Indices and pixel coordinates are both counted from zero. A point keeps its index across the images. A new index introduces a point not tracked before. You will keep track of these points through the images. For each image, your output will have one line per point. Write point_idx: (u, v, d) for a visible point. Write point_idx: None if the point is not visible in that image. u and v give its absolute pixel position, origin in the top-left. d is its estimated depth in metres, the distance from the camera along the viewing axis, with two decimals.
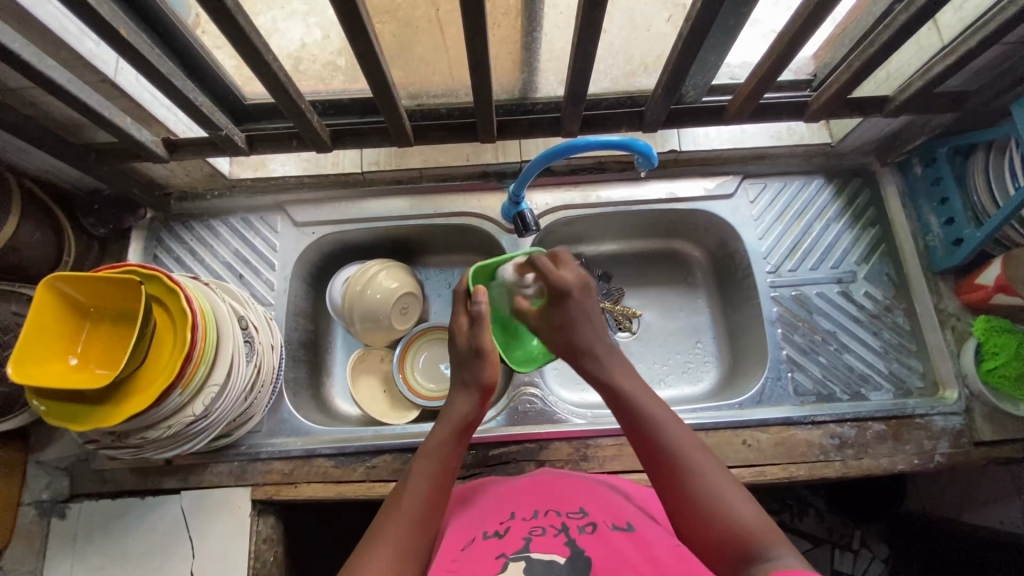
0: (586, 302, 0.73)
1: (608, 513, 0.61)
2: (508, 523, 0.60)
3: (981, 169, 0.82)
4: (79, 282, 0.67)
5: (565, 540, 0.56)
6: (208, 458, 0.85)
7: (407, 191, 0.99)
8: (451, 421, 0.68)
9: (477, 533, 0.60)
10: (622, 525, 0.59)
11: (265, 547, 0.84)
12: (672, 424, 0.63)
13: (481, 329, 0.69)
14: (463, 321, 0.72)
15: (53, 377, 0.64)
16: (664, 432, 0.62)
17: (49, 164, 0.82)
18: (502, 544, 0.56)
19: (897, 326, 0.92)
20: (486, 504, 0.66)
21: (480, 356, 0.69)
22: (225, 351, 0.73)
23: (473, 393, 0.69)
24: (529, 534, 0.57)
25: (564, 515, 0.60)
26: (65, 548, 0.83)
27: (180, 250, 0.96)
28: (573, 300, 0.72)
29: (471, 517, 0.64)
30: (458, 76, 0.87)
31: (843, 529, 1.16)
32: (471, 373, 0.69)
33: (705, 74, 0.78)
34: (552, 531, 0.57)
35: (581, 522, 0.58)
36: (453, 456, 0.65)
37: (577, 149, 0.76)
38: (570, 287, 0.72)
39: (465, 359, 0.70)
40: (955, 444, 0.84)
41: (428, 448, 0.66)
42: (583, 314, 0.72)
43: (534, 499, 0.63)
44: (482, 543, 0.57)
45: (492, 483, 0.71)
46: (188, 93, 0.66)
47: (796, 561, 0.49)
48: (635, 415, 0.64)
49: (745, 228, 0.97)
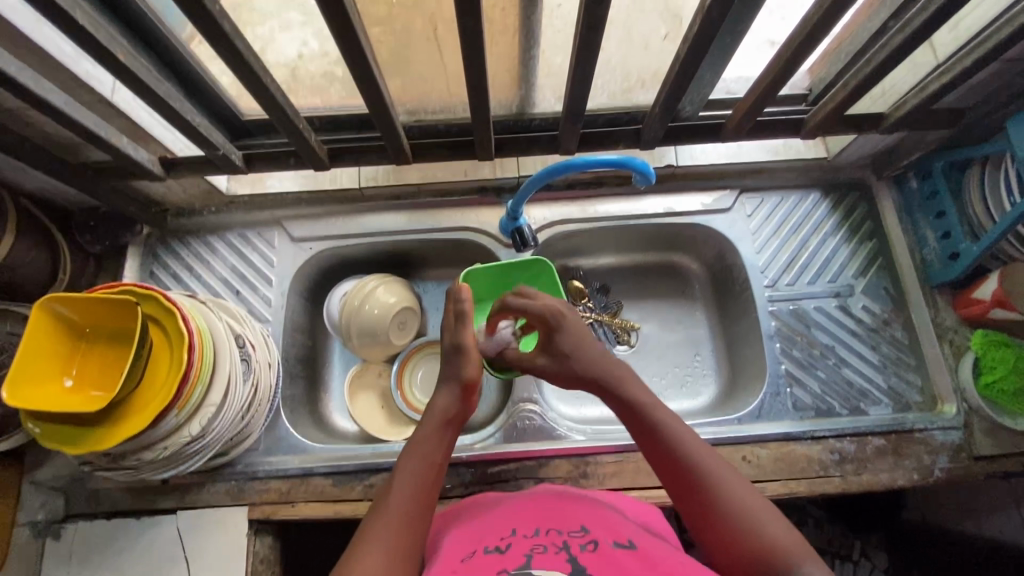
0: (578, 323, 0.75)
1: (609, 530, 0.60)
2: (508, 539, 0.59)
3: (977, 184, 0.83)
4: (75, 302, 0.67)
5: (565, 557, 0.55)
6: (204, 477, 0.84)
7: (405, 205, 0.99)
8: (432, 415, 0.68)
9: (478, 546, 0.59)
10: (623, 542, 0.58)
11: (263, 567, 0.83)
12: (694, 440, 0.64)
13: (463, 325, 0.72)
14: (449, 320, 0.75)
15: (48, 400, 0.64)
16: (687, 448, 0.63)
17: (47, 183, 0.82)
18: (503, 560, 0.55)
19: (895, 340, 0.92)
20: (485, 521, 0.64)
21: (461, 352, 0.71)
22: (222, 371, 0.73)
23: (452, 387, 0.70)
24: (530, 551, 0.56)
25: (565, 535, 0.59)
26: (59, 569, 0.82)
27: (177, 266, 0.96)
28: (564, 324, 0.73)
29: (472, 533, 0.62)
30: (456, 92, 0.87)
31: (844, 539, 1.11)
32: (450, 368, 0.71)
33: (701, 91, 0.78)
34: (553, 548, 0.56)
35: (582, 540, 0.58)
36: (440, 451, 0.66)
37: (574, 167, 0.77)
38: (559, 312, 0.74)
39: (446, 356, 0.72)
40: (955, 459, 0.84)
41: (414, 441, 0.66)
42: (578, 332, 0.74)
43: (535, 518, 0.63)
44: (483, 558, 0.56)
45: (494, 500, 0.70)
46: (186, 114, 0.66)
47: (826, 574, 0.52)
48: (655, 434, 0.64)
49: (743, 242, 0.97)
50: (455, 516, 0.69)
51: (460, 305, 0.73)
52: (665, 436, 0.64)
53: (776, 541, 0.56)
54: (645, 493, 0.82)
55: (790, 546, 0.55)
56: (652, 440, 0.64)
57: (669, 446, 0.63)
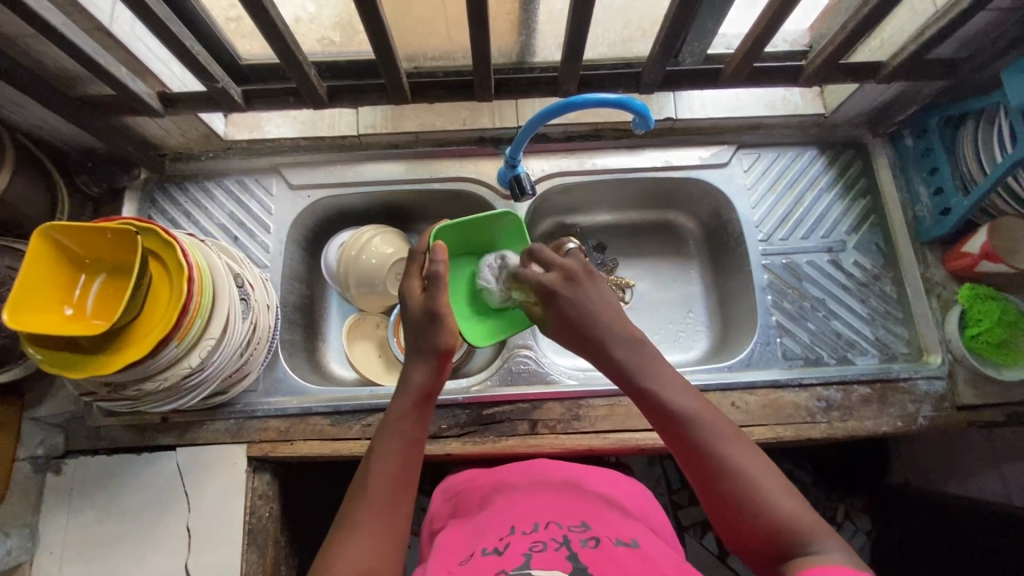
0: (588, 288, 0.70)
1: (609, 529, 0.63)
2: (508, 538, 0.61)
3: (970, 139, 0.84)
4: (75, 231, 0.67)
5: (565, 554, 0.57)
6: (203, 416, 0.85)
7: (403, 155, 0.99)
8: (408, 391, 0.67)
9: (476, 549, 0.61)
10: (627, 542, 0.60)
11: (262, 503, 0.84)
12: (709, 417, 0.62)
13: (436, 291, 0.67)
14: (416, 284, 0.71)
15: (50, 325, 0.64)
16: (700, 429, 0.61)
17: (43, 119, 0.81)
18: (501, 561, 0.57)
19: (884, 294, 0.94)
20: (486, 517, 0.67)
21: (436, 321, 0.67)
22: (221, 307, 0.73)
23: (427, 359, 0.68)
24: (530, 549, 0.58)
25: (565, 528, 0.62)
26: (60, 502, 0.83)
27: (175, 212, 0.96)
28: (563, 296, 0.69)
29: (471, 532, 0.66)
30: (456, 38, 0.87)
31: (828, 503, 1.21)
32: (424, 341, 0.67)
33: (701, 41, 0.81)
34: (553, 545, 0.58)
35: (582, 537, 0.60)
36: (416, 427, 0.66)
37: (574, 107, 0.76)
38: (558, 284, 0.69)
39: (419, 324, 0.68)
40: (938, 407, 0.87)
41: (390, 422, 0.66)
42: (585, 301, 0.69)
43: (536, 513, 0.66)
44: (482, 559, 0.59)
45: (493, 492, 0.73)
46: (184, 39, 0.67)
47: (843, 555, 0.52)
48: (668, 414, 0.63)
49: (739, 197, 0.98)
50: (460, 509, 0.75)
51: (433, 266, 0.68)
52: (679, 417, 0.62)
53: (793, 521, 0.56)
54: (635, 435, 0.84)
55: (806, 524, 0.55)
56: (664, 421, 0.64)
57: (684, 427, 0.62)
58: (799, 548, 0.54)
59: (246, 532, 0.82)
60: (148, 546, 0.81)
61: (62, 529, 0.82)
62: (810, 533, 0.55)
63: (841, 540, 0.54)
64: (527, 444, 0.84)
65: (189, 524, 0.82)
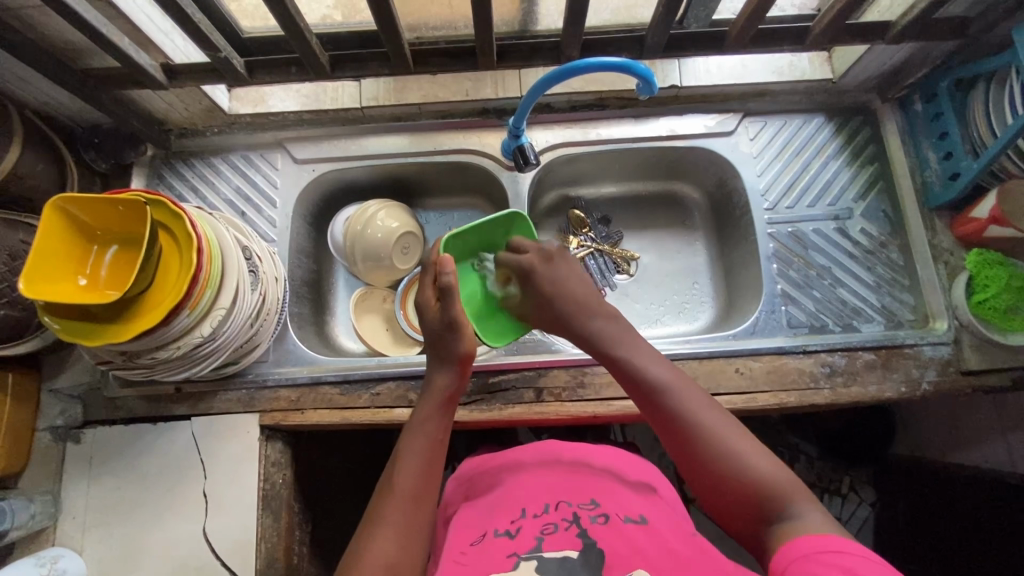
0: (558, 273, 0.76)
1: (619, 505, 0.65)
2: (519, 521, 0.64)
3: (981, 101, 0.82)
4: (84, 202, 0.67)
5: (576, 533, 0.60)
6: (216, 386, 0.87)
7: (407, 128, 0.99)
8: (433, 394, 0.70)
9: (488, 530, 0.65)
10: (634, 517, 0.63)
11: (274, 470, 0.87)
12: (683, 388, 0.66)
13: (448, 300, 0.70)
14: (430, 294, 0.73)
15: (65, 294, 0.65)
16: (674, 399, 0.65)
17: (52, 94, 0.82)
18: (513, 544, 0.61)
19: (891, 261, 0.93)
20: (498, 497, 0.70)
21: (454, 329, 0.70)
22: (231, 276, 0.74)
23: (451, 366, 0.71)
24: (542, 533, 0.61)
25: (575, 510, 0.64)
26: (80, 470, 0.86)
27: (182, 186, 0.97)
28: (538, 274, 0.75)
29: (482, 510, 0.69)
30: (459, 7, 0.89)
31: (833, 475, 1.23)
32: (444, 348, 0.71)
33: (706, 5, 0.79)
34: (564, 527, 0.62)
35: (592, 513, 0.63)
36: (440, 427, 0.69)
37: (577, 71, 0.75)
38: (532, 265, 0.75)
39: (437, 334, 0.71)
40: (942, 372, 0.87)
41: (415, 422, 0.69)
42: (556, 282, 0.75)
43: (545, 493, 0.68)
44: (493, 542, 0.62)
45: (502, 473, 0.75)
46: (185, 6, 0.68)
47: (821, 519, 0.55)
48: (646, 391, 0.67)
49: (745, 166, 0.97)
50: (470, 487, 0.76)
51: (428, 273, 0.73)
52: (654, 388, 0.66)
53: (772, 485, 0.59)
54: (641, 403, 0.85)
55: (785, 488, 0.58)
56: (638, 390, 0.67)
57: (660, 399, 0.66)
58: (780, 513, 0.57)
59: (260, 497, 0.84)
60: (167, 512, 0.84)
61: (83, 496, 0.85)
62: (791, 500, 0.58)
63: (820, 506, 0.57)
64: (533, 411, 0.85)
65: (205, 490, 0.84)
